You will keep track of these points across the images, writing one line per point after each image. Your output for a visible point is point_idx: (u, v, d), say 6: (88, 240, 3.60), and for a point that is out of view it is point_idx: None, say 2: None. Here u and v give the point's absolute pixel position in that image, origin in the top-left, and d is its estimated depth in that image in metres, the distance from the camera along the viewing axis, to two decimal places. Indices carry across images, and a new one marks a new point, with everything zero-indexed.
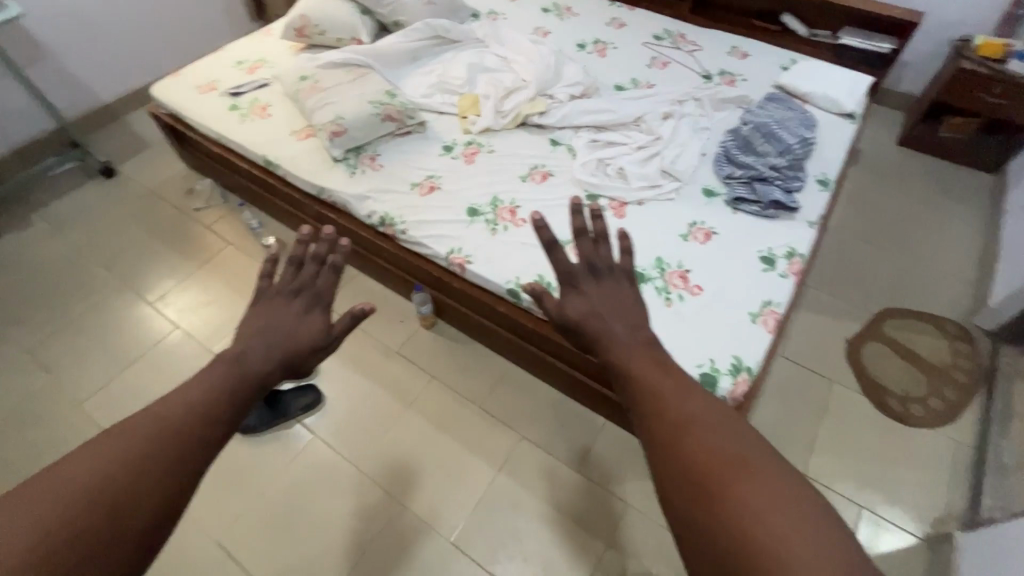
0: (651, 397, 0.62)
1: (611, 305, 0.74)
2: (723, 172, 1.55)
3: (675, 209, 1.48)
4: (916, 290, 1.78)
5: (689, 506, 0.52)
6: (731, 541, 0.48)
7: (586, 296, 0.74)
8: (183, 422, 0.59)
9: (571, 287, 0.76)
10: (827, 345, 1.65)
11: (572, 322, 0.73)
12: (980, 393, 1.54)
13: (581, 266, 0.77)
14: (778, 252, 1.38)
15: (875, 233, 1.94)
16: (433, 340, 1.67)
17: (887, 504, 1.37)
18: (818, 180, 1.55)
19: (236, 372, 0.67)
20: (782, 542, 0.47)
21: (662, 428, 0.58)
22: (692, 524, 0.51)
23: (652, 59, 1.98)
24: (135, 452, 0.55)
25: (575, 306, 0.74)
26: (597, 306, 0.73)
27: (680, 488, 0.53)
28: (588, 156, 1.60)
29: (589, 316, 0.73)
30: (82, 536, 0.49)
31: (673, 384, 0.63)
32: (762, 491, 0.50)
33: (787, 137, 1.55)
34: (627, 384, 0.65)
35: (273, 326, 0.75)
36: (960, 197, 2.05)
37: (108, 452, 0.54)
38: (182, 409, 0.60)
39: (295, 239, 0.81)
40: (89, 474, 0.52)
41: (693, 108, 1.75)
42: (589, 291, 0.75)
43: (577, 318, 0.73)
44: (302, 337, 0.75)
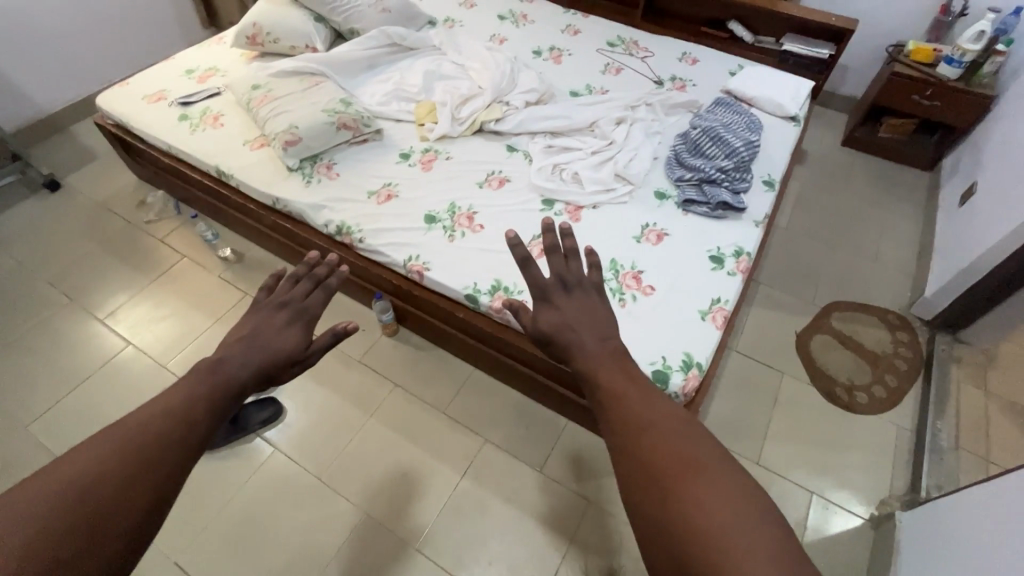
0: (616, 400, 0.65)
1: (581, 317, 0.76)
2: (674, 175, 1.60)
3: (628, 212, 1.52)
4: (859, 284, 1.86)
5: (647, 506, 0.54)
6: (683, 538, 0.51)
7: (553, 307, 0.77)
8: (162, 427, 0.60)
9: (546, 302, 0.78)
10: (778, 339, 1.72)
11: (547, 333, 0.75)
12: (919, 379, 1.62)
13: (553, 281, 0.79)
14: (727, 251, 1.43)
15: (821, 230, 2.03)
16: (395, 347, 1.67)
17: (835, 488, 1.43)
18: (764, 181, 1.62)
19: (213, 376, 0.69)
20: (731, 539, 0.49)
21: (624, 429, 0.61)
22: (648, 522, 0.54)
23: (606, 65, 2.03)
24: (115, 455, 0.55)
25: (549, 319, 0.76)
26: (566, 318, 0.76)
27: (639, 488, 0.56)
28: (545, 161, 1.63)
29: (561, 327, 0.75)
30: (65, 537, 0.49)
31: (637, 392, 0.66)
32: (715, 492, 0.53)
33: (735, 140, 1.60)
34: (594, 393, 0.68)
35: (257, 335, 0.78)
36: (898, 194, 2.16)
37: (84, 458, 0.54)
38: (157, 417, 0.61)
39: (301, 262, 0.90)
40: (69, 478, 0.52)
41: (645, 114, 1.79)
42: (557, 303, 0.77)
43: (551, 330, 0.75)
44: (283, 345, 0.78)
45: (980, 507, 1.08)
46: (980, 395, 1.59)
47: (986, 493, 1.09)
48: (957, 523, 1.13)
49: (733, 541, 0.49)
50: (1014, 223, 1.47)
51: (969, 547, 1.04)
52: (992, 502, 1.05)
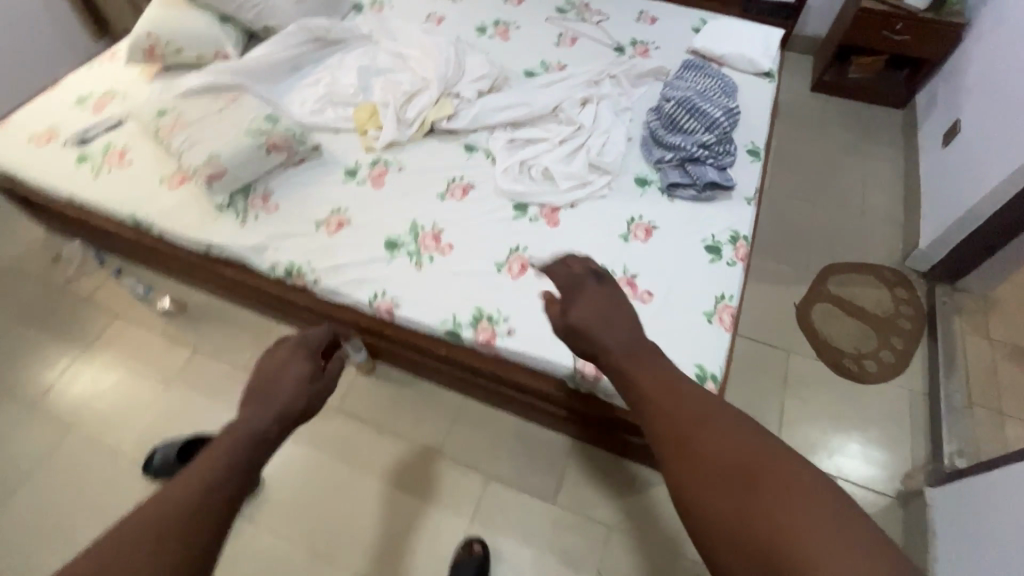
0: (657, 398, 0.67)
1: (608, 307, 0.80)
2: (653, 157, 1.45)
3: (610, 206, 1.38)
4: (850, 241, 1.78)
5: (704, 492, 0.58)
6: (749, 522, 0.54)
7: (573, 302, 0.81)
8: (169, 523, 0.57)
9: (577, 295, 0.82)
10: (778, 314, 1.63)
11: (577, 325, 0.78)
12: (925, 337, 1.56)
13: (585, 274, 0.84)
14: (722, 238, 1.31)
15: (804, 187, 1.93)
16: (375, 387, 1.51)
17: (858, 469, 1.37)
18: (748, 151, 1.49)
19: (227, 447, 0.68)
20: (795, 519, 0.53)
21: (676, 426, 0.63)
22: (704, 508, 0.58)
23: (559, 36, 1.84)
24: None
25: (580, 312, 0.79)
26: (595, 315, 0.78)
27: (692, 474, 0.60)
28: (511, 159, 1.45)
29: (592, 324, 0.77)
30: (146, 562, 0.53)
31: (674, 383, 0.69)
32: (771, 476, 0.57)
33: (713, 111, 1.46)
34: (630, 386, 0.71)
35: (275, 379, 0.83)
36: (875, 137, 2.07)
37: (147, 515, 0.57)
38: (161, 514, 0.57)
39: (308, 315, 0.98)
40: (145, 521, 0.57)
41: (611, 89, 1.63)
42: (579, 300, 0.81)
43: (584, 328, 0.77)
44: (298, 395, 0.81)
45: (1015, 486, 1.03)
46: (984, 345, 1.55)
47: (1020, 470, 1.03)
48: (989, 503, 1.08)
49: (796, 520, 0.53)
50: (1011, 166, 1.40)
51: (1010, 532, 0.99)
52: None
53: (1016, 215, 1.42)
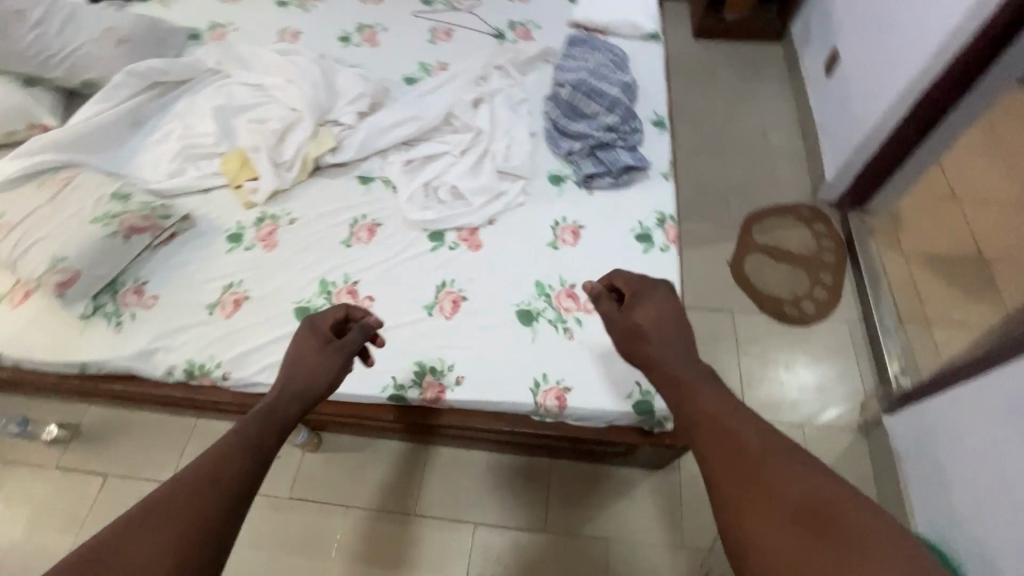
0: (730, 432, 0.70)
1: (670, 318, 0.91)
2: (562, 150, 1.37)
3: (531, 213, 1.29)
4: (764, 185, 1.81)
5: (756, 519, 0.62)
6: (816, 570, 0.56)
7: (634, 302, 0.95)
8: (180, 496, 0.65)
9: (639, 299, 0.95)
10: (715, 275, 1.63)
11: (636, 325, 0.91)
12: (849, 266, 1.62)
13: (647, 279, 0.99)
14: (651, 223, 1.26)
15: (710, 140, 1.93)
16: (327, 461, 1.37)
17: (821, 411, 1.41)
18: (653, 122, 1.45)
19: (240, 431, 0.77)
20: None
21: (747, 453, 0.67)
22: (759, 538, 0.61)
23: (432, 31, 1.69)
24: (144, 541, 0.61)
25: (642, 316, 0.92)
26: (655, 316, 0.91)
27: (739, 502, 0.63)
28: (413, 183, 1.32)
29: (654, 324, 0.90)
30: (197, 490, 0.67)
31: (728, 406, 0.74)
32: (841, 528, 0.59)
33: (610, 89, 1.39)
34: (684, 400, 0.78)
35: (295, 370, 0.90)
36: (763, 75, 2.10)
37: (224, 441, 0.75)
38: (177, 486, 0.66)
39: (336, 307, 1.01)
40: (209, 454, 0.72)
41: (500, 82, 1.52)
42: (645, 300, 0.94)
43: (647, 324, 0.90)
44: (307, 384, 0.89)
45: (969, 403, 1.08)
46: (901, 260, 1.64)
47: (967, 387, 1.10)
48: (945, 423, 1.14)
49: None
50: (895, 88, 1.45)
51: (973, 450, 1.05)
52: (980, 399, 1.06)
53: (908, 135, 1.48)
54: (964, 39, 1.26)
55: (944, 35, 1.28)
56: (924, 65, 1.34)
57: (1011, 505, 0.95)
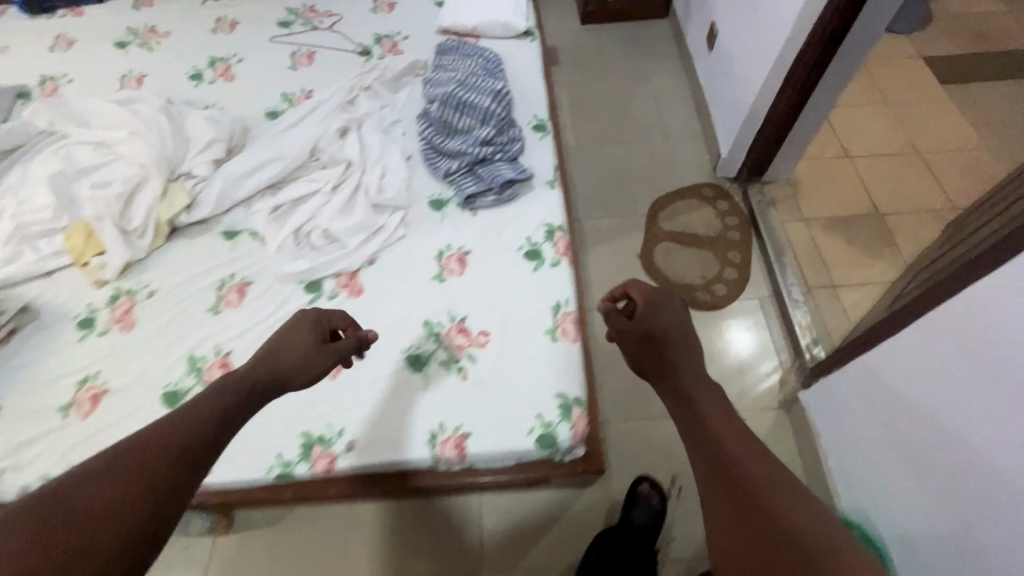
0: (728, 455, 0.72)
1: (682, 335, 0.91)
2: (440, 172, 1.29)
3: (413, 246, 1.20)
4: (665, 170, 1.78)
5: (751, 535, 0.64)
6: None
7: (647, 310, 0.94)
8: (151, 459, 0.61)
9: (654, 306, 0.94)
10: (626, 271, 1.59)
11: (657, 332, 0.90)
12: (754, 242, 1.62)
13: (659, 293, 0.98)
14: (539, 237, 1.20)
15: (606, 130, 1.89)
16: (242, 542, 1.26)
17: (743, 395, 1.40)
18: (534, 127, 1.38)
19: (201, 404, 0.71)
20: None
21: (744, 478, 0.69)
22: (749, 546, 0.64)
23: (292, 56, 1.57)
24: (115, 498, 0.57)
25: (654, 323, 0.92)
26: (670, 324, 0.92)
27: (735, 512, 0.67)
28: (281, 233, 1.20)
29: (666, 335, 0.90)
30: (161, 448, 0.63)
31: (732, 429, 0.76)
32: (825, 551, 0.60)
33: (481, 100, 1.32)
34: (695, 419, 0.79)
35: (278, 355, 0.85)
36: (653, 53, 2.06)
37: (194, 404, 0.72)
38: (142, 448, 0.62)
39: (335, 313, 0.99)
40: (180, 414, 0.69)
41: (370, 106, 1.42)
42: (659, 311, 0.93)
43: (659, 332, 0.90)
44: (293, 372, 0.84)
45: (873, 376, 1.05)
46: (803, 227, 1.64)
47: (868, 358, 1.07)
48: (857, 397, 1.11)
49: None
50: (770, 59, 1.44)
51: (897, 386, 0.97)
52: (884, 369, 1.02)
53: (787, 107, 1.47)
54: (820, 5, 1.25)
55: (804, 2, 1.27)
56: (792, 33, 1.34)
57: (934, 471, 0.90)
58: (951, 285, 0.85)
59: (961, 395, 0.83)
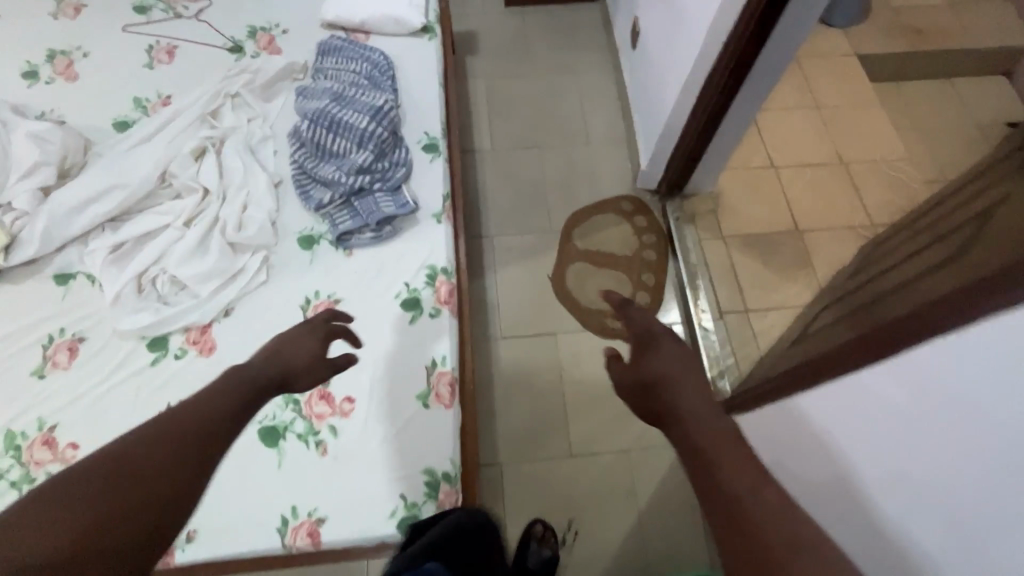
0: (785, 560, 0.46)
1: (692, 374, 0.64)
2: (311, 203, 1.14)
3: (279, 292, 1.07)
4: (584, 181, 1.67)
5: None
6: None
7: (643, 351, 0.68)
8: (163, 448, 0.51)
9: (651, 346, 0.69)
10: (535, 295, 1.50)
11: (656, 379, 0.64)
12: (670, 263, 1.54)
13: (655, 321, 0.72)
14: (419, 283, 1.08)
15: (524, 132, 1.75)
16: None
17: (646, 432, 1.35)
18: (423, 147, 1.24)
19: (217, 392, 0.62)
20: None
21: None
22: None
23: (150, 50, 1.35)
24: (134, 492, 0.48)
25: (656, 361, 0.66)
26: (668, 362, 0.65)
27: None
28: (120, 279, 1.05)
29: (665, 375, 0.64)
30: (194, 430, 0.55)
31: (760, 493, 0.50)
32: None
33: (359, 119, 1.16)
34: (716, 504, 0.51)
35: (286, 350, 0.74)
36: (580, 43, 1.90)
37: (215, 392, 0.62)
38: (152, 439, 0.51)
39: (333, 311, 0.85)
40: (203, 397, 0.61)
41: (236, 119, 1.23)
42: (654, 346, 0.68)
43: (655, 372, 0.65)
44: (301, 367, 0.73)
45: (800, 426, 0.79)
46: (721, 245, 1.58)
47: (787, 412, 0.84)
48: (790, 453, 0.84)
49: None
50: (684, 77, 1.29)
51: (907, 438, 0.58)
52: (819, 420, 0.74)
53: (702, 127, 1.34)
54: (728, 26, 1.10)
55: (712, 20, 1.12)
56: (702, 53, 1.19)
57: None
58: (864, 354, 0.62)
59: (985, 466, 0.47)
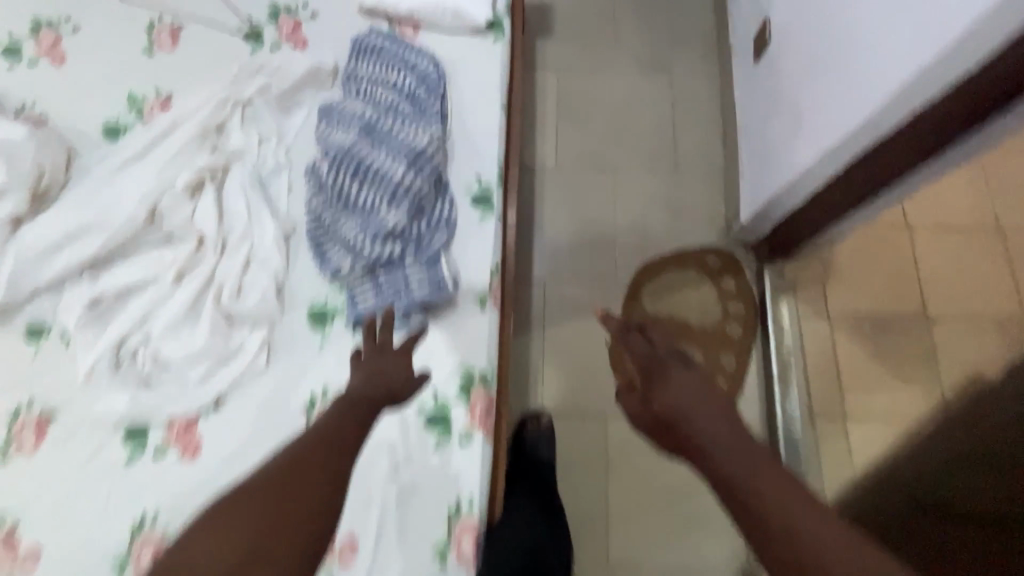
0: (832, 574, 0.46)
1: (705, 397, 0.58)
2: (327, 268, 0.91)
3: (280, 383, 0.87)
4: (664, 222, 1.36)
5: None
6: None
7: (650, 383, 0.60)
8: (296, 471, 0.56)
9: (656, 375, 0.61)
10: (588, 365, 1.26)
11: (668, 417, 0.57)
12: (758, 342, 1.27)
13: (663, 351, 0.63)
14: (451, 396, 0.87)
15: (598, 147, 1.43)
16: None
17: (700, 553, 1.15)
18: (473, 197, 0.97)
19: (324, 422, 0.62)
20: None
21: None
22: None
23: (152, 28, 1.09)
24: (295, 497, 0.55)
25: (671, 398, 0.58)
26: (686, 398, 0.57)
27: None
28: (93, 349, 0.87)
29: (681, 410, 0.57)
30: (310, 460, 0.58)
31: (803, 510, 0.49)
32: None
33: (394, 164, 0.91)
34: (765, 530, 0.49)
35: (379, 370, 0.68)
36: (680, 33, 1.51)
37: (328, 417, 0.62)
38: (296, 459, 0.57)
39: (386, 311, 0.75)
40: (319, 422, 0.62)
41: (244, 138, 0.99)
42: (664, 378, 0.60)
43: (674, 411, 0.57)
44: (395, 381, 0.68)
45: None
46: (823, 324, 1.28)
47: None
48: None
49: None
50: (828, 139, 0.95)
51: None
52: None
53: (836, 204, 1.02)
54: (921, 99, 0.76)
55: (897, 88, 0.77)
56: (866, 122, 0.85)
57: None
58: None
59: None
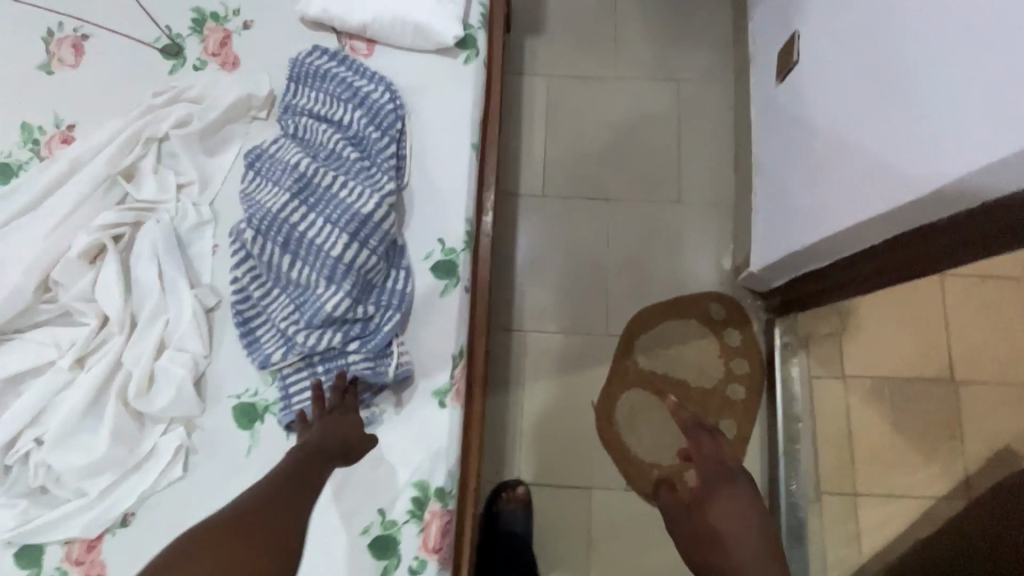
0: None
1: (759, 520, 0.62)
2: (258, 356, 0.77)
3: (202, 495, 0.74)
4: (664, 262, 1.20)
5: None
6: None
7: (704, 491, 0.65)
8: (241, 531, 0.55)
9: (719, 483, 0.64)
10: (570, 429, 1.13)
11: (713, 534, 0.60)
12: (762, 404, 1.14)
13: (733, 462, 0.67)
14: (401, 515, 0.73)
15: (591, 171, 1.25)
16: None
17: None
18: (433, 264, 0.80)
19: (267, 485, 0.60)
20: None
21: None
22: None
23: (50, 39, 0.89)
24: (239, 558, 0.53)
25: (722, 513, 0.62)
26: (739, 518, 0.61)
27: None
28: None
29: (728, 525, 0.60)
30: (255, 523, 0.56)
31: None
32: None
33: (333, 233, 0.75)
34: None
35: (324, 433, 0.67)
36: (691, 35, 1.30)
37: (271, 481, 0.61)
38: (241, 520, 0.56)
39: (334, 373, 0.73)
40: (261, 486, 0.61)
41: (161, 186, 0.82)
42: (723, 490, 0.64)
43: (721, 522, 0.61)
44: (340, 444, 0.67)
45: None
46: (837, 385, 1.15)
47: None
48: None
49: None
50: (866, 203, 0.78)
51: None
52: None
53: (873, 273, 0.86)
54: (997, 185, 0.59)
55: (965, 167, 0.60)
56: (916, 198, 0.68)
57: None
58: None
59: None
